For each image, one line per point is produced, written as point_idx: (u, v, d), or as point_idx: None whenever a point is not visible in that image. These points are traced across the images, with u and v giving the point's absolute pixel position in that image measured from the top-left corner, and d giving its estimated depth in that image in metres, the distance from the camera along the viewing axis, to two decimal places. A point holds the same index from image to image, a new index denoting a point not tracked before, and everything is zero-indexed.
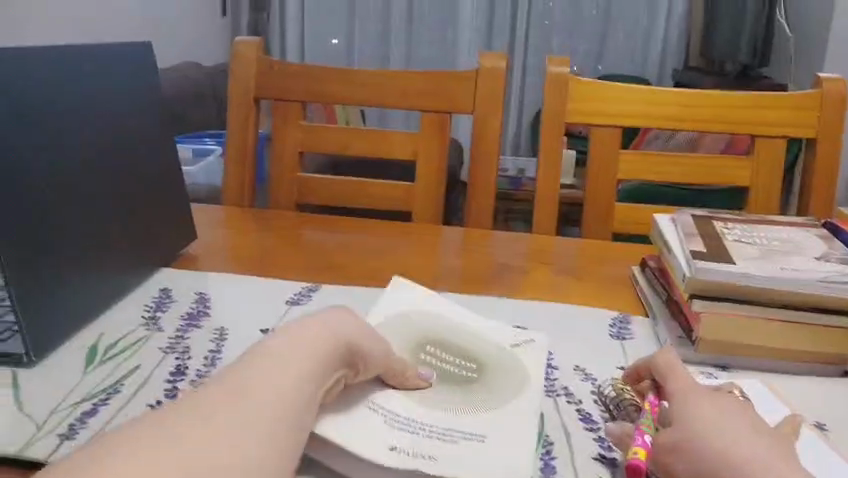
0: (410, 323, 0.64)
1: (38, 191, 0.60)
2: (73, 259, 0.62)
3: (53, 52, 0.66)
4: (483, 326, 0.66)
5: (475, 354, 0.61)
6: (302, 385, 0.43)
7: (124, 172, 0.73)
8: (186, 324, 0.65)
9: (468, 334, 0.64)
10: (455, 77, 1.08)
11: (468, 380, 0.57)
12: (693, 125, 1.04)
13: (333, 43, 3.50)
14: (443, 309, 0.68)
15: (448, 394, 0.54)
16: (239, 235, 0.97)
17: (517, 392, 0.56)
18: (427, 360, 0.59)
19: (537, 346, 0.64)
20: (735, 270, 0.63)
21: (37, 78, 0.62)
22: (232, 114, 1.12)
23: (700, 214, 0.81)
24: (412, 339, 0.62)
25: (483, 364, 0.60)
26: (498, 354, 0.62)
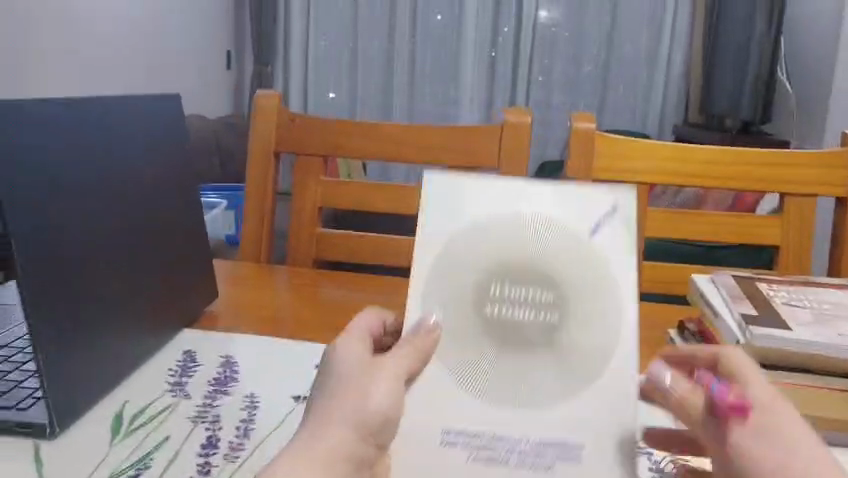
0: (464, 253, 0.56)
1: (66, 249, 0.57)
2: (99, 322, 0.60)
3: (84, 105, 0.64)
4: (555, 210, 0.57)
5: (550, 266, 0.55)
6: (356, 405, 0.44)
7: (149, 228, 0.71)
8: (214, 391, 0.61)
9: (540, 235, 0.56)
10: (479, 130, 1.06)
11: (541, 338, 0.54)
12: (721, 183, 1.02)
13: (332, 97, 3.53)
14: (503, 193, 0.58)
15: (519, 374, 0.53)
16: (259, 291, 0.94)
17: (603, 339, 0.53)
18: (491, 304, 0.54)
19: (621, 260, 0.55)
20: (791, 336, 0.60)
21: (68, 132, 0.60)
22: (251, 168, 1.10)
23: (741, 275, 0.78)
24: (471, 280, 0.55)
25: (560, 290, 0.55)
26: (576, 263, 0.55)
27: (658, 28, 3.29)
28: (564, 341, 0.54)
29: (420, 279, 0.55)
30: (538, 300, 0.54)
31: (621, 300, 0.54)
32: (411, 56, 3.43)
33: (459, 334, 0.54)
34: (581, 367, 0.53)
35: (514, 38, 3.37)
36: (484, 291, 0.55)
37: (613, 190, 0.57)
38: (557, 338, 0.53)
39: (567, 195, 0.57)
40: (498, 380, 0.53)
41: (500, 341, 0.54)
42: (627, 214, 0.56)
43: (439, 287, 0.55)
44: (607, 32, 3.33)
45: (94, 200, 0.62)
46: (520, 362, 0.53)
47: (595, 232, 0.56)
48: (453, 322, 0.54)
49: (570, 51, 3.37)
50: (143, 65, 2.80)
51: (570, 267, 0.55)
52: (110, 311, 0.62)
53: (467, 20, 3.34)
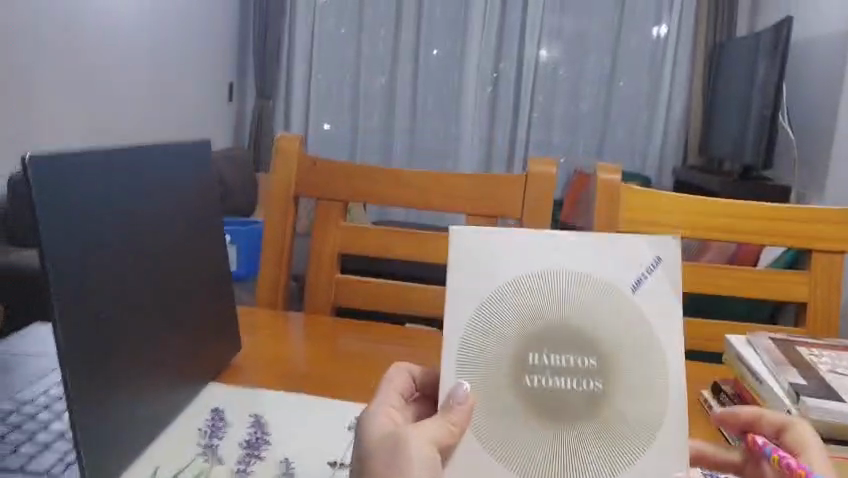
0: (498, 317, 0.52)
1: (105, 307, 0.55)
2: (132, 381, 0.58)
3: (130, 155, 0.63)
4: (594, 266, 0.53)
5: (593, 331, 0.52)
6: (397, 470, 0.45)
7: (182, 279, 0.69)
8: (246, 455, 0.59)
9: (582, 296, 0.53)
10: (505, 180, 1.04)
11: (586, 407, 0.50)
12: (750, 238, 1.01)
13: (326, 129, 3.53)
14: (538, 248, 0.54)
15: (564, 445, 0.49)
16: (278, 338, 0.92)
17: (649, 402, 0.50)
18: (528, 374, 0.51)
19: (668, 319, 0.52)
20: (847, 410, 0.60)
21: (117, 184, 0.59)
22: (271, 211, 1.08)
23: (779, 338, 0.77)
24: (506, 345, 0.52)
25: (604, 356, 0.52)
26: (620, 325, 0.52)
27: (659, 71, 3.32)
28: (611, 409, 0.51)
29: (452, 346, 0.51)
30: (581, 368, 0.51)
31: (668, 364, 0.51)
32: (414, 92, 3.44)
33: (496, 402, 0.50)
34: (632, 438, 0.50)
35: (517, 78, 3.38)
36: (522, 356, 0.52)
37: (655, 238, 0.54)
38: (602, 408, 0.50)
39: (606, 248, 0.54)
40: (542, 453, 0.49)
41: (543, 412, 0.50)
42: (668, 265, 0.53)
43: (473, 354, 0.51)
44: (610, 74, 3.35)
45: (132, 251, 0.60)
46: (568, 433, 0.50)
47: (638, 289, 0.53)
48: (488, 393, 0.50)
49: (572, 91, 3.38)
50: (145, 95, 2.78)
51: (617, 328, 0.52)
52: (143, 368, 0.60)
53: (471, 58, 3.36)
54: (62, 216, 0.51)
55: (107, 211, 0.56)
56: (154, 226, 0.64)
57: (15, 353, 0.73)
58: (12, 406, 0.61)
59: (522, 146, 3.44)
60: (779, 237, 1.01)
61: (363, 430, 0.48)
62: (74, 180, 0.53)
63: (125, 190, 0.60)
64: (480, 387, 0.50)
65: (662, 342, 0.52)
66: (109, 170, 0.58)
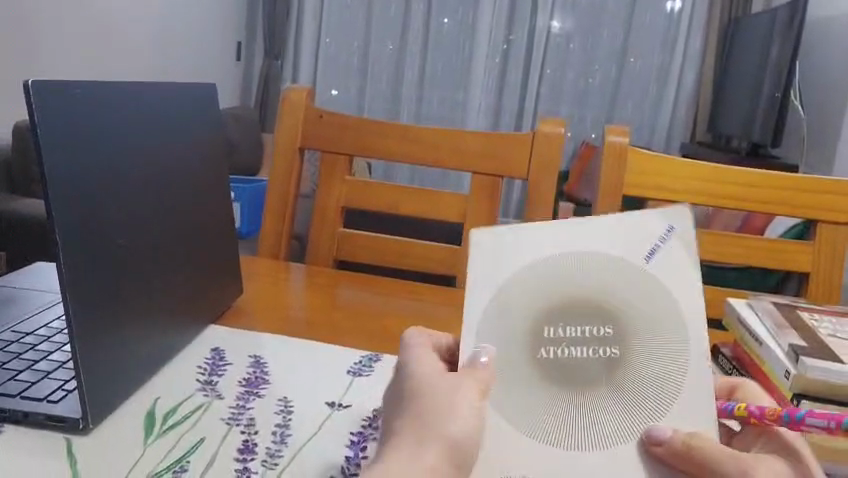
0: (509, 294, 0.49)
1: (108, 239, 0.55)
2: (134, 313, 0.58)
3: (139, 87, 0.62)
4: (615, 238, 0.52)
5: (616, 302, 0.50)
6: (445, 419, 0.43)
7: (185, 219, 0.69)
8: (245, 392, 0.60)
9: (598, 267, 0.50)
10: (513, 138, 1.03)
11: (606, 378, 0.47)
12: (757, 206, 1.00)
13: (333, 95, 3.49)
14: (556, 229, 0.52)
15: (580, 417, 0.46)
16: (279, 287, 0.92)
17: (671, 365, 0.48)
18: (541, 347, 0.48)
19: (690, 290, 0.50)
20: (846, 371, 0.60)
21: (121, 117, 0.58)
22: (275, 162, 1.08)
23: (781, 303, 0.77)
24: (521, 321, 0.49)
25: (622, 324, 0.49)
26: (642, 295, 0.50)
27: (671, 44, 3.26)
28: (630, 377, 0.48)
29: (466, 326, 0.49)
30: (598, 337, 0.49)
31: (692, 332, 0.49)
32: (422, 58, 3.39)
33: (508, 374, 0.47)
34: (654, 409, 0.47)
35: (527, 46, 3.33)
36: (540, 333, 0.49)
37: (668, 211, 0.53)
38: (619, 376, 0.47)
39: (626, 224, 0.52)
40: (555, 427, 0.46)
41: (559, 380, 0.47)
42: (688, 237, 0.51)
43: (484, 329, 0.49)
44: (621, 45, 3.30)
45: (134, 185, 0.59)
46: (586, 399, 0.47)
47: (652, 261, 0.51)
48: (503, 366, 0.48)
49: (582, 62, 3.34)
50: (150, 50, 2.75)
51: (640, 299, 0.50)
52: (145, 301, 0.60)
53: (481, 25, 3.30)
54: (64, 144, 0.50)
55: (110, 142, 0.56)
56: (158, 163, 0.64)
57: (17, 288, 0.73)
58: (14, 336, 0.61)
59: (529, 116, 3.41)
60: (787, 205, 1.00)
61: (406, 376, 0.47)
62: (76, 109, 0.52)
63: (129, 123, 0.59)
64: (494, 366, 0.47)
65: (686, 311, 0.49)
66: (111, 101, 0.57)
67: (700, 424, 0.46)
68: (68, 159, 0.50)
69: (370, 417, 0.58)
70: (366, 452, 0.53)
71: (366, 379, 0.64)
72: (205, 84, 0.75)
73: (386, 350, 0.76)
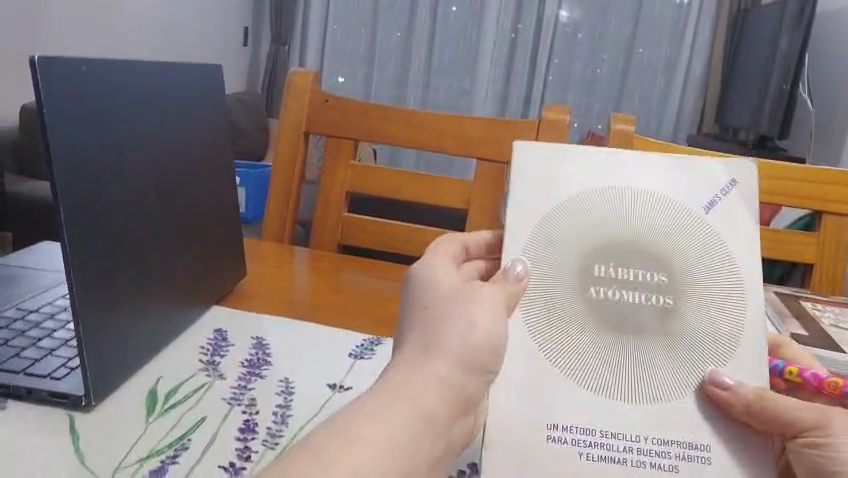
0: (563, 227, 0.51)
1: (111, 219, 0.55)
2: (136, 291, 0.58)
3: (144, 66, 0.62)
4: (674, 183, 0.52)
5: (669, 249, 0.51)
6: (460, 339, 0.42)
7: (189, 200, 0.69)
8: (247, 373, 0.60)
9: (651, 210, 0.51)
10: (518, 125, 1.03)
11: (656, 323, 0.48)
12: (762, 196, 1.00)
13: (340, 82, 3.48)
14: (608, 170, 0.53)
15: (632, 363, 0.47)
16: (281, 270, 0.92)
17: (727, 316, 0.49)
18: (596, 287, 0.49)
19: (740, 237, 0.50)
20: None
21: (127, 96, 0.58)
22: (280, 145, 1.08)
23: (784, 293, 0.77)
24: (572, 258, 0.50)
25: (678, 273, 0.50)
26: (696, 244, 0.50)
27: (680, 34, 3.24)
28: (683, 325, 0.48)
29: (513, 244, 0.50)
30: (652, 284, 0.50)
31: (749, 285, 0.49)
32: (429, 45, 3.38)
33: (559, 312, 0.49)
34: (702, 352, 0.48)
35: (535, 34, 3.31)
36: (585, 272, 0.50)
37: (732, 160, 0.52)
38: (673, 323, 0.48)
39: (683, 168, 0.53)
40: (605, 371, 0.47)
41: (610, 325, 0.48)
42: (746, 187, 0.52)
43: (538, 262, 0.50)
44: (630, 35, 3.27)
45: (138, 165, 0.60)
46: (638, 346, 0.48)
47: (710, 211, 0.51)
48: (554, 295, 0.49)
49: (590, 52, 3.32)
50: (156, 33, 2.74)
51: (690, 243, 0.51)
52: (147, 280, 0.60)
53: (489, 13, 3.29)
54: (67, 122, 0.50)
55: (114, 121, 0.56)
56: (161, 144, 0.64)
57: (21, 267, 0.73)
58: (17, 314, 0.62)
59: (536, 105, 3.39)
60: (792, 196, 1.00)
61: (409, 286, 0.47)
62: (81, 87, 0.52)
63: (133, 103, 0.59)
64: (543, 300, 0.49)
65: (739, 256, 0.50)
66: (117, 81, 0.57)
67: (753, 377, 0.47)
68: (72, 137, 0.51)
69: None
70: None
71: (368, 362, 0.64)
72: (210, 66, 0.75)
73: (389, 334, 0.76)
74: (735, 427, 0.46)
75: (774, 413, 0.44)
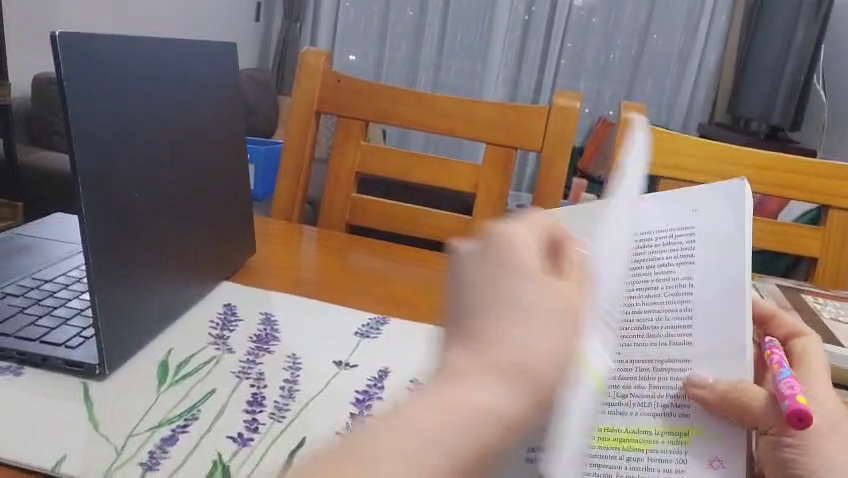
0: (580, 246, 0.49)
1: (126, 193, 0.57)
2: (150, 266, 0.60)
3: (161, 43, 0.62)
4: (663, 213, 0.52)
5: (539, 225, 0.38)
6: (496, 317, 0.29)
7: (201, 178, 0.70)
8: (256, 348, 0.61)
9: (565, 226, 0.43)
10: (529, 110, 1.03)
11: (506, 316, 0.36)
12: (766, 189, 1.00)
13: (351, 61, 3.46)
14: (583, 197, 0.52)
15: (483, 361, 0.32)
16: (291, 248, 0.93)
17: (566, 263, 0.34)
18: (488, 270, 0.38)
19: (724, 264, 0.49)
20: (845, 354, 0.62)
21: (144, 71, 0.59)
22: (291, 124, 1.08)
23: (787, 286, 0.78)
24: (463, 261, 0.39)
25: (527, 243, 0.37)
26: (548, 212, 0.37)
27: (695, 25, 3.22)
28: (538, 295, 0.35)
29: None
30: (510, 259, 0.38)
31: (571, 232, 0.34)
32: (442, 27, 3.36)
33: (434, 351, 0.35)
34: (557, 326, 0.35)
35: (548, 19, 3.29)
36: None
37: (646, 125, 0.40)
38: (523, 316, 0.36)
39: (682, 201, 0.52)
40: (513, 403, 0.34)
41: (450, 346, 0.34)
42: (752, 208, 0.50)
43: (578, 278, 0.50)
44: (644, 24, 3.26)
45: (155, 140, 0.61)
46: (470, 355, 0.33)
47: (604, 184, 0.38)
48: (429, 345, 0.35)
49: (604, 37, 3.29)
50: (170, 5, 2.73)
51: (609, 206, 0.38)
52: (161, 256, 0.62)
53: None
54: (88, 98, 0.52)
55: (132, 96, 0.57)
56: (176, 120, 0.65)
57: (36, 238, 0.74)
58: (33, 283, 0.63)
59: (547, 89, 3.37)
60: (797, 188, 1.00)
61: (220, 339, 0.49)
62: (101, 62, 0.53)
63: (150, 79, 0.60)
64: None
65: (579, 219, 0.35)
66: (134, 57, 0.58)
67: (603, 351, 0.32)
68: (90, 109, 0.52)
69: (374, 377, 0.59)
70: (370, 408, 0.54)
71: (374, 340, 0.66)
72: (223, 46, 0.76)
73: (401, 315, 0.77)
74: (719, 422, 0.47)
75: (745, 404, 0.46)
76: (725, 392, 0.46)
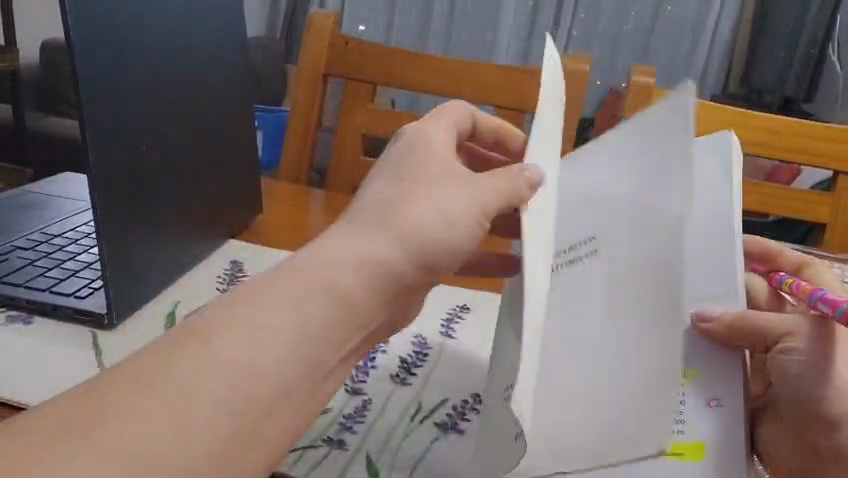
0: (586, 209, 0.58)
1: (136, 150, 0.57)
2: (162, 222, 0.62)
3: None
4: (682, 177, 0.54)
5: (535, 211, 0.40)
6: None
7: (209, 136, 0.70)
8: None
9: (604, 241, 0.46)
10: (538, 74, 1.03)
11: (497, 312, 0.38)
12: (774, 152, 0.99)
13: None
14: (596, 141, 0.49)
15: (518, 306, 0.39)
16: (303, 206, 0.94)
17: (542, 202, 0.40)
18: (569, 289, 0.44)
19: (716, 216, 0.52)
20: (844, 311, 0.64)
21: (151, 29, 0.60)
22: (299, 87, 1.08)
23: (792, 248, 0.79)
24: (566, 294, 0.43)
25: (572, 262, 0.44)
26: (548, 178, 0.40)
27: None
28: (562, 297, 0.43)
29: None
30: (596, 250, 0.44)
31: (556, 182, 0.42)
32: None
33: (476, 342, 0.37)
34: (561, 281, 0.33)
35: None
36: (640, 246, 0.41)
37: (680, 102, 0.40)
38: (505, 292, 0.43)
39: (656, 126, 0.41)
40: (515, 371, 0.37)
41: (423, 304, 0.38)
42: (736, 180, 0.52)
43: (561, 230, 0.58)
44: None
45: (165, 96, 0.61)
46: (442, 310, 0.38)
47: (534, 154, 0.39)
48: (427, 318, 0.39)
49: None
50: None
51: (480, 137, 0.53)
52: (176, 213, 0.64)
53: None
54: (95, 54, 0.52)
55: (139, 51, 0.58)
56: (184, 75, 0.65)
57: (45, 194, 0.75)
58: (43, 237, 0.64)
59: None
60: (808, 154, 0.99)
61: (279, 298, 0.33)
62: (106, 15, 0.54)
63: (158, 37, 0.61)
64: (634, 267, 0.41)
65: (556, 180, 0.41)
66: (139, 13, 0.58)
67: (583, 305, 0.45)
68: (98, 63, 0.52)
69: None
70: (374, 363, 0.57)
71: None
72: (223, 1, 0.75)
73: None
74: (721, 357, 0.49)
75: (755, 329, 0.48)
76: (731, 322, 0.48)
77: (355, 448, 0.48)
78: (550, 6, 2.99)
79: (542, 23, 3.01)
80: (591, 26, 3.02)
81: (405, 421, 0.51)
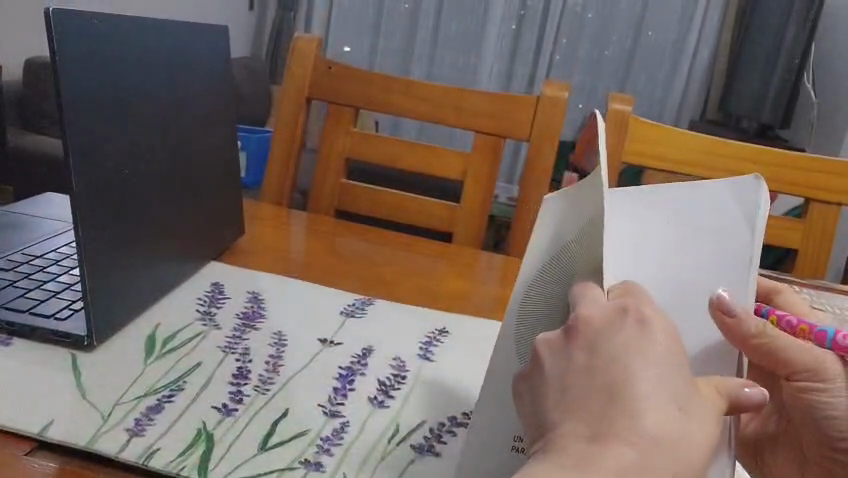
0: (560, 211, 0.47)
1: (113, 171, 0.59)
2: (136, 244, 0.63)
3: (138, 23, 0.63)
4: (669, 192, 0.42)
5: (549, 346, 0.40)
6: None
7: (185, 157, 0.72)
8: (242, 324, 0.64)
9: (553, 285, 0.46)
10: (517, 99, 1.05)
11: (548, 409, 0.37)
12: None
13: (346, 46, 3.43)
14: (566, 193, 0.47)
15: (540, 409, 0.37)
16: (284, 225, 0.95)
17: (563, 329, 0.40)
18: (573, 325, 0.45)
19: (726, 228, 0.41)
20: None
21: (125, 54, 0.61)
22: (282, 110, 1.09)
23: (764, 274, 0.81)
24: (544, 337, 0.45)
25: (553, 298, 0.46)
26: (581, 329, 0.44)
27: None
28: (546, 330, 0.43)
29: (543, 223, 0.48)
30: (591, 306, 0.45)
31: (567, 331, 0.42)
32: None
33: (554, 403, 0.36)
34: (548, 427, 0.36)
35: None
36: (683, 273, 0.41)
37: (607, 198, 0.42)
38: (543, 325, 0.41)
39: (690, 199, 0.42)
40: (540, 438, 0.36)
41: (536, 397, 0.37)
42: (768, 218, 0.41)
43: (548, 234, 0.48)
44: None
45: (139, 122, 0.63)
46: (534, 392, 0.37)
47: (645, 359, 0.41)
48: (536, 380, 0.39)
49: None
50: None
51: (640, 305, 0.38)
52: (151, 235, 0.65)
53: None
54: (76, 78, 0.54)
55: (113, 78, 0.59)
56: (157, 97, 0.66)
57: (25, 214, 0.75)
58: (24, 258, 0.65)
59: None
60: (786, 183, 1.01)
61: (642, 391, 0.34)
62: (78, 44, 0.54)
63: (132, 61, 0.62)
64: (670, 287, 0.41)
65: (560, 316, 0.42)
66: (118, 41, 0.60)
67: None
68: (79, 88, 0.54)
69: (357, 355, 0.62)
70: (352, 385, 0.58)
71: (357, 321, 0.68)
72: (204, 27, 0.76)
73: (384, 295, 0.77)
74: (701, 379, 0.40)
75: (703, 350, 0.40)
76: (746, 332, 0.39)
77: (332, 470, 0.48)
78: (532, 32, 3.02)
79: (525, 48, 3.04)
80: (573, 51, 3.05)
81: (381, 445, 0.51)
